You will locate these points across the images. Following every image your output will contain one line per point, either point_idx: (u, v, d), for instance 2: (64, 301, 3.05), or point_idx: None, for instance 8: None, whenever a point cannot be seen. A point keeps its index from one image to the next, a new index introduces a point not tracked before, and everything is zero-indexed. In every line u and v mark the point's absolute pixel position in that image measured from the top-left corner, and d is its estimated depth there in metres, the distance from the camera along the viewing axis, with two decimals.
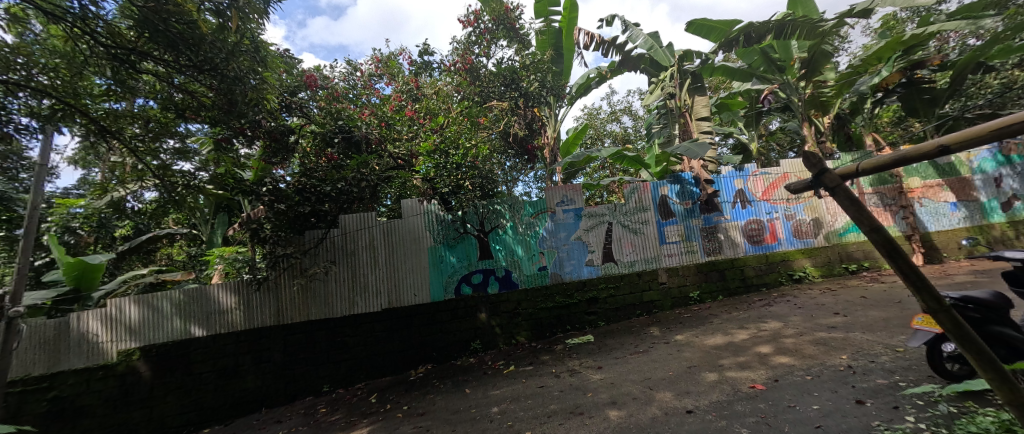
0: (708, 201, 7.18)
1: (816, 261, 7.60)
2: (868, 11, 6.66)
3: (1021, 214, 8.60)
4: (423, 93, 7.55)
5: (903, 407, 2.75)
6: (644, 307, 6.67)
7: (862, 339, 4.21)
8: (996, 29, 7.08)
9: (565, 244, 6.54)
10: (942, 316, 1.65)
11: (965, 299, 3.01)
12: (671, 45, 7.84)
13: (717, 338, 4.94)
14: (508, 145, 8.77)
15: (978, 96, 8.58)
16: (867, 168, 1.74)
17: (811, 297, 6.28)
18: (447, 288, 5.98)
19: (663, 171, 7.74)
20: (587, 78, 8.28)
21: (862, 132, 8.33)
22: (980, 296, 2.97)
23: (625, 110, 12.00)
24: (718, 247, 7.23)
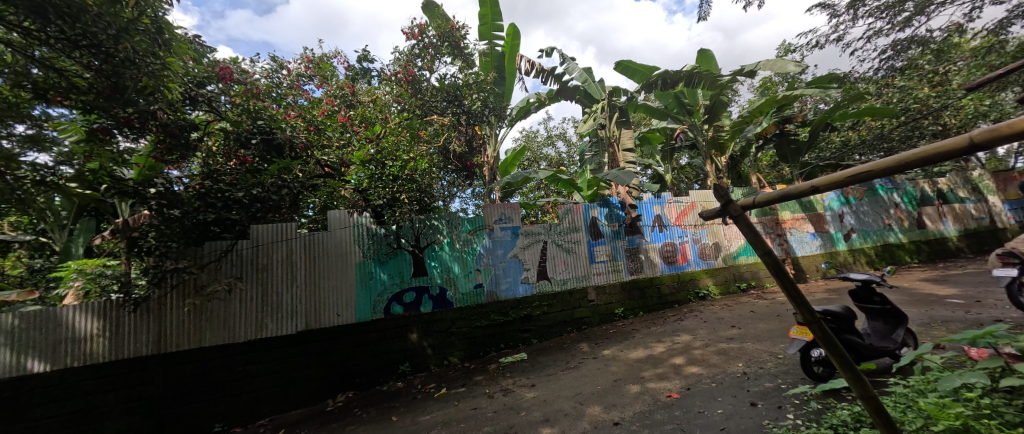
0: (631, 224, 7.86)
1: (716, 280, 8.68)
2: (754, 72, 8.03)
3: (860, 244, 10.68)
4: (359, 99, 7.07)
5: (785, 406, 3.25)
6: (574, 324, 6.93)
7: (753, 348, 4.88)
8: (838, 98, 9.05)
9: (502, 261, 6.59)
10: (815, 328, 2.03)
11: (827, 312, 3.68)
12: (602, 81, 8.56)
13: (639, 352, 5.33)
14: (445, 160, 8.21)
15: (826, 149, 10.80)
16: (762, 201, 2.26)
17: (713, 312, 7.14)
18: (376, 307, 5.60)
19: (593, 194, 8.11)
20: (526, 102, 8.62)
21: (750, 172, 9.88)
22: (835, 310, 3.67)
23: (561, 135, 12.67)
24: (639, 267, 7.88)
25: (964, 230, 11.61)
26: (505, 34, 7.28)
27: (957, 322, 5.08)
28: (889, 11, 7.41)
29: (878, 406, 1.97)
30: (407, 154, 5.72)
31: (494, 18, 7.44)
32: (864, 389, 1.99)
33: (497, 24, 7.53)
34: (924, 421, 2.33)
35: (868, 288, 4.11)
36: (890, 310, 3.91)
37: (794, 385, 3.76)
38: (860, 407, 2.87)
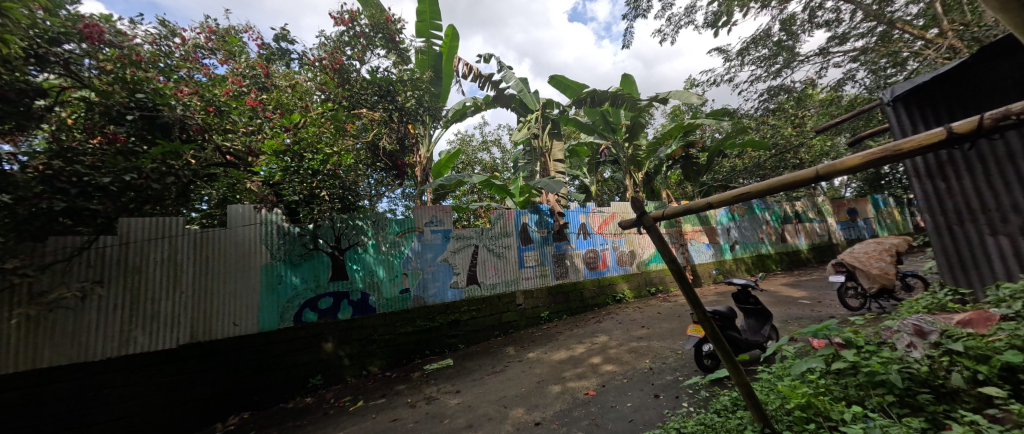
0: (559, 231, 8.22)
1: (631, 285, 9.46)
2: (666, 99, 9.01)
3: (741, 253, 12.55)
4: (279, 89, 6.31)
5: (681, 396, 3.69)
6: (502, 328, 6.97)
7: (658, 346, 5.43)
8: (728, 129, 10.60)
9: (431, 265, 6.40)
10: (706, 324, 2.55)
11: (716, 313, 4.23)
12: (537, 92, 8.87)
13: (561, 353, 5.56)
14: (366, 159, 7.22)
15: (719, 172, 12.55)
16: (669, 214, 2.68)
17: (627, 314, 7.77)
18: (285, 314, 5.05)
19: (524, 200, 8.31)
20: (463, 105, 8.52)
21: (660, 188, 11.03)
22: (721, 309, 4.25)
23: (495, 141, 12.76)
24: (565, 272, 8.25)
25: (811, 244, 14.37)
26: (443, 34, 7.13)
27: (809, 318, 6.24)
28: (765, 62, 8.96)
29: (749, 389, 2.56)
30: (328, 146, 5.13)
31: (433, 16, 7.25)
32: (740, 375, 2.54)
33: (435, 22, 7.34)
34: (780, 399, 2.80)
35: (746, 291, 4.85)
36: (759, 310, 4.70)
37: (691, 378, 4.26)
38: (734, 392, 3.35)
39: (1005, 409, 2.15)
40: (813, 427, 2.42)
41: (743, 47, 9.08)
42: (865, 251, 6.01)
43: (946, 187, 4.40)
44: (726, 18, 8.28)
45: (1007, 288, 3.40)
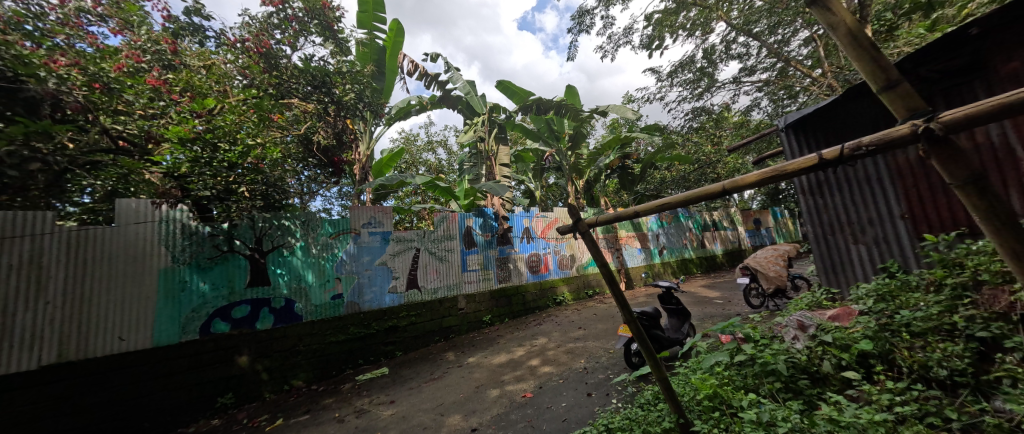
0: (503, 235, 8.27)
1: (570, 287, 9.81)
2: (606, 112, 9.51)
3: (668, 257, 13.60)
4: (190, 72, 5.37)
5: (611, 393, 3.90)
6: (442, 333, 6.81)
7: (593, 346, 5.68)
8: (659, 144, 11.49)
9: (367, 269, 6.09)
10: (632, 324, 2.73)
11: (644, 313, 4.54)
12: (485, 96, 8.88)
13: (501, 357, 5.58)
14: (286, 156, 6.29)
15: (651, 183, 13.53)
16: (594, 222, 2.84)
17: (566, 315, 8.03)
18: (188, 325, 4.51)
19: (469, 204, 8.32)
20: (407, 103, 8.24)
21: (599, 195, 11.60)
22: (648, 310, 4.57)
23: (441, 142, 12.51)
24: (508, 275, 8.31)
25: (725, 249, 16.04)
26: (388, 28, 6.86)
27: (722, 316, 6.94)
28: (690, 84, 9.88)
29: (667, 384, 2.73)
30: (248, 138, 4.65)
31: (377, 9, 6.93)
32: (660, 371, 2.71)
33: (378, 15, 7.02)
34: (693, 391, 3.07)
35: (669, 292, 5.26)
36: (676, 309, 5.16)
37: (621, 375, 4.51)
38: (654, 387, 3.56)
39: (865, 390, 2.56)
40: (718, 415, 2.65)
41: (672, 69, 9.94)
42: (765, 255, 6.85)
43: (824, 203, 5.21)
44: (658, 42, 9.00)
45: (862, 288, 3.82)
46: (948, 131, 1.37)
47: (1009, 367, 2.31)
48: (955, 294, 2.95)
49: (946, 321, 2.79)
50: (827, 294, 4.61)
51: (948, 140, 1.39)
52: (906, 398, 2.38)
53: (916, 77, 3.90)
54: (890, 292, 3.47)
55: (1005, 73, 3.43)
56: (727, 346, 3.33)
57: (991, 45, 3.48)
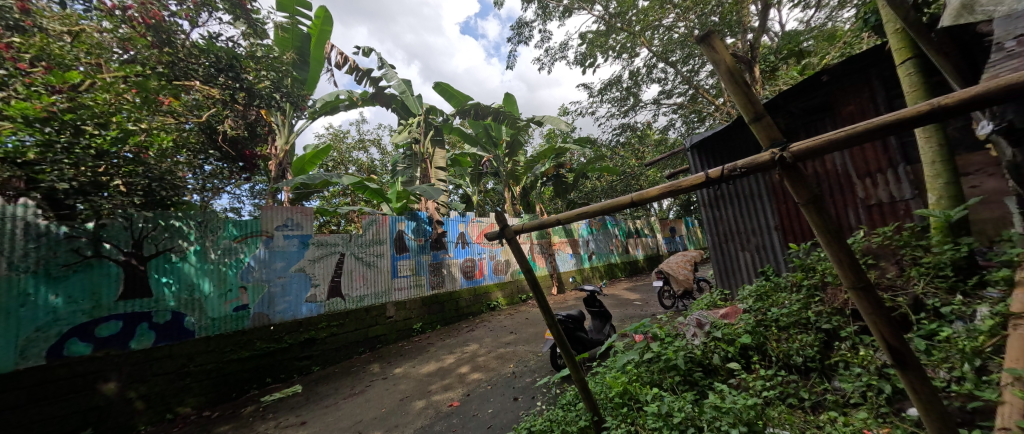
0: (437, 239, 8.12)
1: (505, 293, 9.86)
2: (542, 122, 9.76)
3: (597, 262, 14.30)
4: (52, 40, 4.08)
5: (537, 395, 3.99)
6: (367, 344, 6.46)
7: (523, 350, 5.76)
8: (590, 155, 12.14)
9: (280, 276, 5.61)
10: (554, 326, 2.88)
11: (568, 316, 4.72)
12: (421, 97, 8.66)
13: (430, 366, 5.43)
14: (178, 147, 5.14)
15: (584, 191, 14.18)
16: (522, 228, 2.97)
17: (499, 320, 8.07)
18: (28, 347, 3.78)
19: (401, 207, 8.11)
20: (336, 98, 7.75)
21: (534, 202, 11.88)
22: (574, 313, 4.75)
23: (374, 141, 11.96)
24: (441, 281, 8.14)
25: (646, 254, 17.34)
26: (314, 15, 6.39)
27: (640, 317, 7.46)
28: (618, 102, 10.57)
29: (584, 384, 2.87)
30: (128, 120, 4.06)
31: None
32: (578, 372, 2.85)
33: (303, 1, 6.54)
34: (606, 389, 3.23)
35: (593, 295, 5.52)
36: (599, 312, 5.42)
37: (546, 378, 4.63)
38: (574, 387, 3.70)
39: (744, 379, 2.90)
40: (626, 411, 2.84)
41: (602, 87, 10.57)
42: (678, 260, 7.48)
43: (719, 215, 5.88)
44: (590, 60, 9.53)
45: (747, 289, 4.29)
46: (795, 160, 1.60)
47: (848, 355, 2.77)
48: (811, 293, 3.46)
49: (802, 316, 3.26)
50: (722, 294, 5.13)
51: (796, 167, 1.62)
52: (774, 385, 2.76)
53: (785, 113, 4.61)
54: (765, 292, 3.94)
55: (846, 113, 4.16)
56: (637, 345, 3.55)
57: (837, 91, 4.20)
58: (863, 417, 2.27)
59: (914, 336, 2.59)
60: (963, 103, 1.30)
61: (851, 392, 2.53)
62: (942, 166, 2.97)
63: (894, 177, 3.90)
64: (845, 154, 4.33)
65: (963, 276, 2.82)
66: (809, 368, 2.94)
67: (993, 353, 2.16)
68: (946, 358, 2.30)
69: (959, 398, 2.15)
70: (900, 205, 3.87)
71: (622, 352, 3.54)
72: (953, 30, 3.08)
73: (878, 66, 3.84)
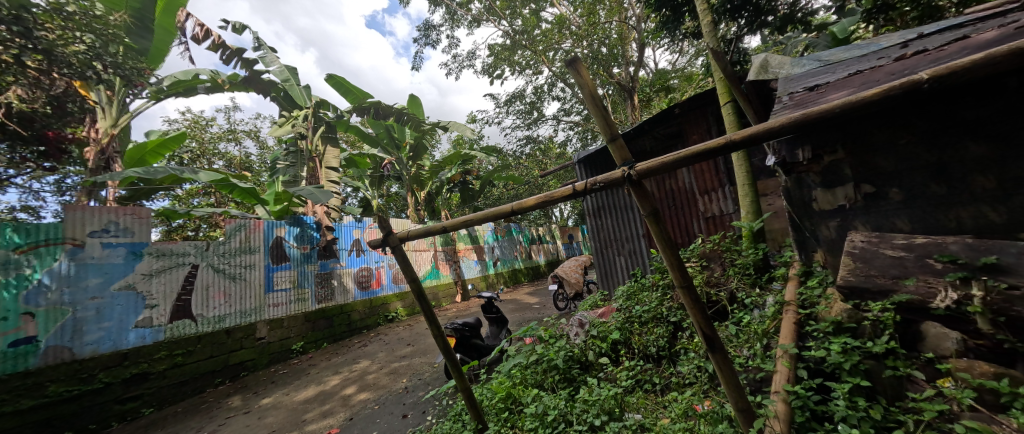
0: (326, 247, 7.68)
1: (405, 303, 9.59)
2: (448, 127, 9.57)
3: (501, 268, 14.52)
4: None
5: (426, 410, 3.81)
6: (228, 373, 5.66)
7: (418, 363, 5.52)
8: (495, 163, 12.45)
9: (95, 297, 4.64)
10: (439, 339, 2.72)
11: (464, 324, 4.65)
12: (308, 87, 7.92)
13: (309, 391, 4.89)
14: None
15: (491, 198, 14.40)
16: (403, 236, 2.77)
17: (397, 332, 7.78)
18: None
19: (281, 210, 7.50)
20: (194, 78, 6.66)
21: (441, 207, 11.67)
22: (469, 320, 4.70)
23: (250, 132, 10.60)
24: (329, 294, 7.68)
25: (548, 260, 18.20)
26: None
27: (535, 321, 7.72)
28: (523, 115, 11.01)
29: (470, 393, 2.74)
30: None
31: None
32: (465, 382, 2.69)
33: None
34: (490, 394, 3.24)
35: (490, 302, 5.49)
36: (498, 317, 5.40)
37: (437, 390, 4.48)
38: (463, 398, 3.59)
39: (612, 372, 3.23)
40: (507, 415, 2.87)
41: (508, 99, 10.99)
42: (571, 265, 7.93)
43: (601, 223, 6.32)
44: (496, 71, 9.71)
45: (625, 288, 4.63)
46: (639, 177, 1.84)
47: (687, 343, 3.21)
48: (665, 291, 3.98)
49: (659, 311, 3.74)
50: (604, 295, 5.50)
51: (643, 184, 1.85)
52: (634, 374, 3.08)
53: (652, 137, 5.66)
54: (633, 292, 4.36)
55: (692, 140, 5.24)
56: (525, 349, 3.60)
57: (685, 123, 5.30)
58: (691, 394, 2.64)
59: (730, 323, 3.29)
60: (748, 139, 1.69)
61: (687, 373, 2.90)
62: (749, 189, 4.12)
63: (724, 195, 5.11)
64: (691, 175, 5.46)
65: (760, 273, 3.84)
66: (661, 356, 3.40)
67: (774, 333, 2.86)
68: (748, 339, 2.94)
69: (752, 371, 2.70)
70: (726, 218, 5.11)
71: (510, 356, 3.54)
72: (755, 87, 4.13)
73: (712, 106, 5.00)
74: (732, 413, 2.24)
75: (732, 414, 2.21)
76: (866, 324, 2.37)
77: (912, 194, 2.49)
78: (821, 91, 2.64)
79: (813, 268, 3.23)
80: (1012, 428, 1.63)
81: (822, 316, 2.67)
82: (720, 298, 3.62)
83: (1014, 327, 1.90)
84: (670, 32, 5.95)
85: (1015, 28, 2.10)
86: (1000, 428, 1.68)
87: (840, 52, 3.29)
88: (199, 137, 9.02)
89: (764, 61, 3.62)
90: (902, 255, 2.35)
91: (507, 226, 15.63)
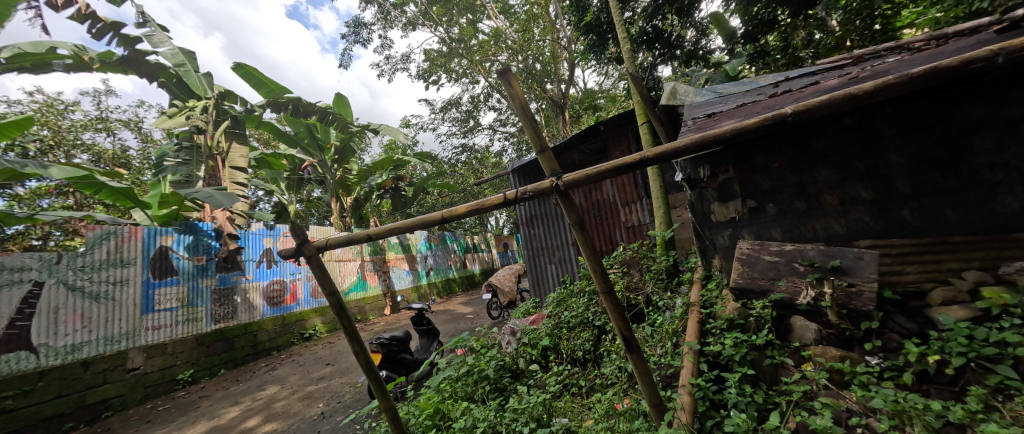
0: (229, 258, 6.74)
1: (325, 318, 8.87)
2: (379, 130, 9.13)
3: (434, 278, 14.07)
4: None
5: None
6: (84, 415, 4.67)
7: (336, 384, 5.05)
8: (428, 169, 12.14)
9: None
10: (361, 356, 2.42)
11: (391, 338, 4.36)
12: (209, 74, 7.02)
13: (198, 428, 4.21)
14: None
15: (424, 206, 13.98)
16: (323, 245, 2.48)
17: (314, 352, 7.13)
18: None
19: (170, 215, 6.46)
20: (51, 52, 5.53)
21: (370, 214, 11.03)
22: (397, 334, 4.43)
23: (133, 123, 9.10)
24: (230, 313, 6.78)
25: (482, 268, 18.04)
26: None
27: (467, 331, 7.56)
28: (459, 122, 10.90)
29: (395, 413, 2.48)
30: None
31: None
32: (388, 402, 2.43)
33: None
34: (414, 411, 3.03)
35: (421, 313, 5.21)
36: (429, 329, 5.14)
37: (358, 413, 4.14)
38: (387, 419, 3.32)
39: (542, 378, 3.24)
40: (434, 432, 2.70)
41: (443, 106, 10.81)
42: (504, 273, 7.94)
43: (534, 232, 6.37)
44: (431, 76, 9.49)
45: (555, 295, 4.69)
46: (567, 188, 1.87)
47: (609, 345, 3.33)
48: (591, 297, 4.12)
49: (585, 316, 3.85)
50: (536, 303, 5.51)
51: (570, 195, 1.87)
52: (561, 379, 3.10)
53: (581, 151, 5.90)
54: (562, 299, 4.45)
55: (615, 157, 5.56)
56: (455, 361, 3.46)
57: (611, 140, 5.60)
58: (612, 393, 2.73)
59: (645, 325, 3.54)
60: (661, 157, 1.82)
61: (610, 374, 2.98)
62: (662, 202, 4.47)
63: (643, 207, 5.46)
64: (614, 188, 5.75)
65: (669, 278, 4.15)
66: (586, 359, 3.48)
67: (681, 332, 3.12)
68: (661, 339, 3.18)
69: (664, 367, 2.92)
70: (644, 227, 5.47)
71: (439, 370, 3.35)
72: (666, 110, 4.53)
73: (632, 125, 5.35)
74: (646, 409, 2.37)
75: (647, 409, 2.33)
76: (752, 321, 2.68)
77: (784, 209, 2.89)
78: (717, 118, 2.97)
79: (712, 273, 3.67)
80: (853, 402, 2.02)
81: (718, 315, 2.98)
82: (637, 301, 3.87)
83: (852, 317, 2.37)
84: (596, 56, 6.28)
85: (850, 79, 2.59)
86: (845, 402, 2.06)
87: (730, 87, 3.76)
88: (53, 125, 7.42)
89: (673, 89, 4.04)
90: (776, 259, 2.74)
91: (441, 234, 15.21)
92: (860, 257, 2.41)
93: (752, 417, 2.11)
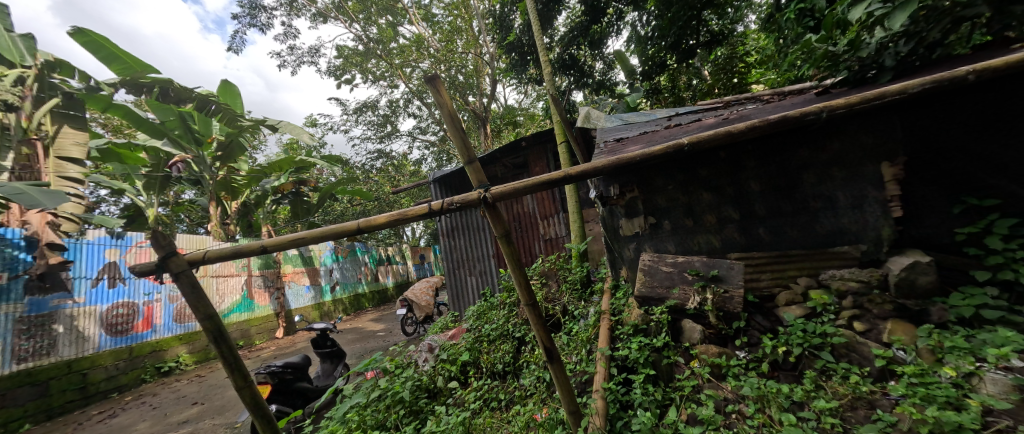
0: (45, 277, 5.07)
1: (191, 347, 7.25)
2: (277, 127, 8.07)
3: (340, 294, 12.71)
4: None
5: None
6: None
7: (208, 427, 4.16)
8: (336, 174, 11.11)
9: None
10: (245, 392, 2.04)
11: (287, 364, 3.78)
12: (32, 37, 5.44)
13: None
14: None
15: (328, 215, 12.69)
16: (201, 256, 2.04)
17: (174, 390, 5.77)
18: None
19: None
20: None
21: (262, 222, 9.59)
22: (294, 360, 3.86)
23: None
24: (45, 348, 5.17)
25: (395, 282, 16.94)
26: None
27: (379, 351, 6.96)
28: (376, 126, 10.25)
29: None
30: None
31: None
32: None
33: None
34: None
35: (323, 334, 4.63)
36: (334, 352, 4.60)
37: None
38: None
39: (461, 395, 3.10)
40: None
41: (358, 107, 10.07)
42: (422, 287, 7.56)
43: (453, 244, 6.23)
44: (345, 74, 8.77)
45: (473, 308, 4.61)
46: (495, 200, 1.85)
47: (529, 355, 3.35)
48: (511, 308, 4.15)
49: (504, 328, 3.84)
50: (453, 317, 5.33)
51: (496, 207, 1.85)
52: (481, 395, 3.00)
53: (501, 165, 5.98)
54: (482, 311, 4.39)
55: (535, 172, 5.78)
56: (365, 386, 3.12)
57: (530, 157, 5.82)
58: (532, 404, 2.71)
59: (562, 334, 3.66)
60: (580, 175, 1.93)
61: (529, 386, 2.97)
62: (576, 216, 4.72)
63: (559, 220, 5.77)
64: (532, 202, 5.95)
65: (583, 288, 4.36)
66: (506, 372, 3.43)
67: (594, 339, 3.31)
68: (576, 347, 3.31)
69: (579, 374, 2.99)
70: (560, 240, 5.79)
71: (347, 397, 2.97)
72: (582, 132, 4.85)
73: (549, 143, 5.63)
74: (564, 417, 2.42)
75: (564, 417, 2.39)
76: (652, 325, 2.98)
77: (677, 226, 3.27)
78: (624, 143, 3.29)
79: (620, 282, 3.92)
80: (729, 391, 2.32)
81: (626, 321, 3.20)
82: (555, 312, 3.99)
83: (727, 318, 2.75)
84: (517, 75, 6.56)
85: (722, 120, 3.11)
86: (723, 392, 2.35)
87: (633, 116, 4.22)
88: None
89: (587, 114, 4.38)
90: (671, 270, 3.07)
91: (351, 245, 13.91)
92: (731, 267, 2.84)
93: (653, 414, 2.30)
